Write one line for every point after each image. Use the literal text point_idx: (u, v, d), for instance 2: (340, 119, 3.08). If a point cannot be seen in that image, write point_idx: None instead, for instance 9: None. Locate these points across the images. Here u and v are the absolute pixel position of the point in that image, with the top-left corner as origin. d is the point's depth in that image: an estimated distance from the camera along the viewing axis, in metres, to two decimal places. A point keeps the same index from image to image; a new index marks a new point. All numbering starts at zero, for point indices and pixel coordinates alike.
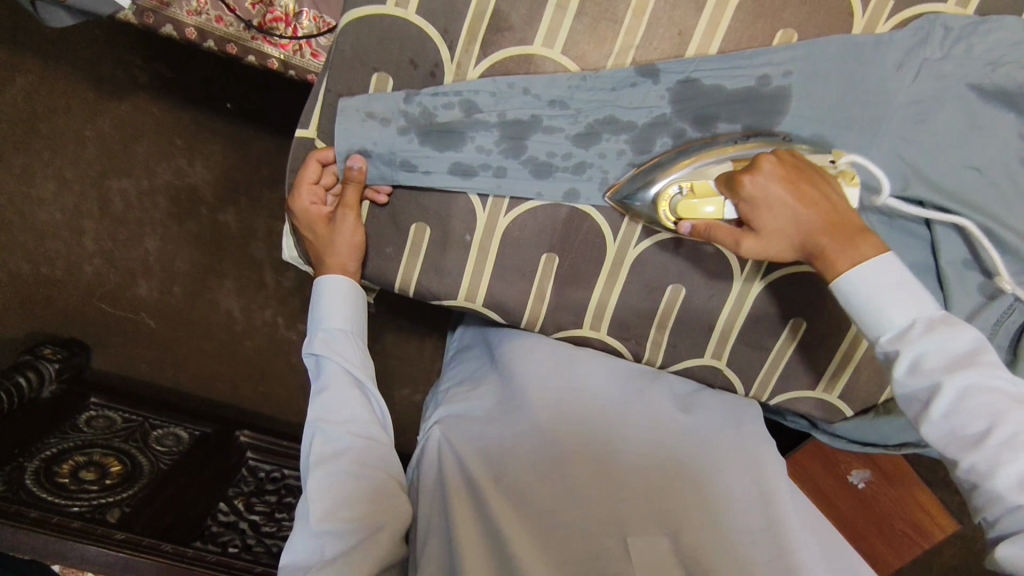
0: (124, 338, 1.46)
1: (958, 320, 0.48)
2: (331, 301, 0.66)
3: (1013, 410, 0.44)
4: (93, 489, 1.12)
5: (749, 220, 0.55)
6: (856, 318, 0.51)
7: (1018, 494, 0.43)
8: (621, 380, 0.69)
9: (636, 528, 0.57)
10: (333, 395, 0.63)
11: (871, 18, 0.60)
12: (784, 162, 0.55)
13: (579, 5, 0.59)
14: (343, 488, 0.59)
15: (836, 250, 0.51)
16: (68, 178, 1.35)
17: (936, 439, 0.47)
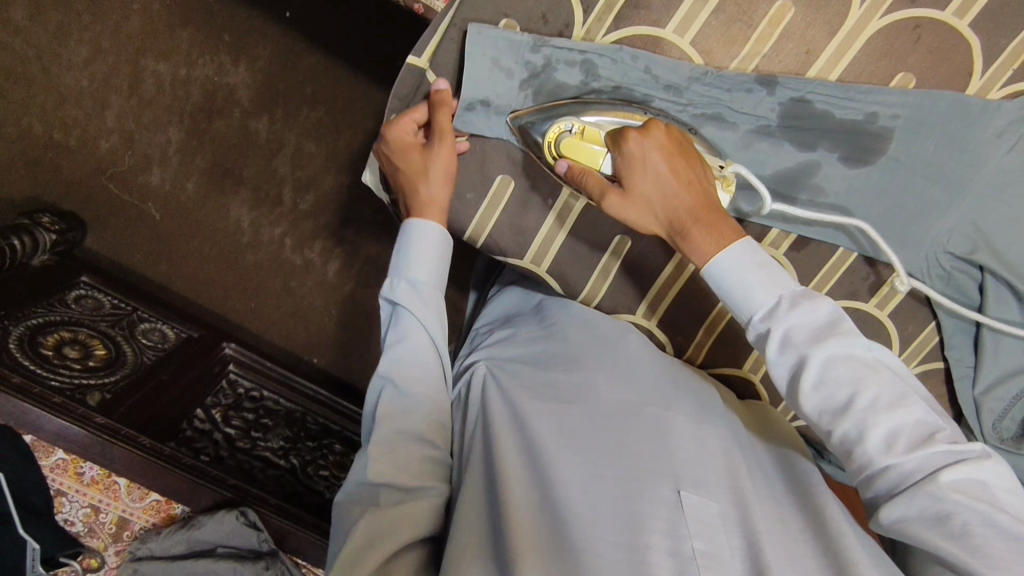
0: (123, 224, 1.34)
1: (816, 295, 0.54)
2: (420, 251, 0.65)
3: (870, 375, 0.50)
4: (75, 366, 1.07)
5: (622, 178, 0.59)
6: (728, 301, 0.57)
7: (885, 452, 0.49)
8: (664, 359, 0.68)
9: (688, 482, 0.54)
10: (411, 352, 0.62)
11: (987, 82, 0.62)
12: (671, 134, 0.59)
13: (720, 1, 0.59)
14: (406, 451, 0.58)
15: (699, 233, 0.57)
16: (103, 47, 1.27)
17: (811, 410, 0.52)
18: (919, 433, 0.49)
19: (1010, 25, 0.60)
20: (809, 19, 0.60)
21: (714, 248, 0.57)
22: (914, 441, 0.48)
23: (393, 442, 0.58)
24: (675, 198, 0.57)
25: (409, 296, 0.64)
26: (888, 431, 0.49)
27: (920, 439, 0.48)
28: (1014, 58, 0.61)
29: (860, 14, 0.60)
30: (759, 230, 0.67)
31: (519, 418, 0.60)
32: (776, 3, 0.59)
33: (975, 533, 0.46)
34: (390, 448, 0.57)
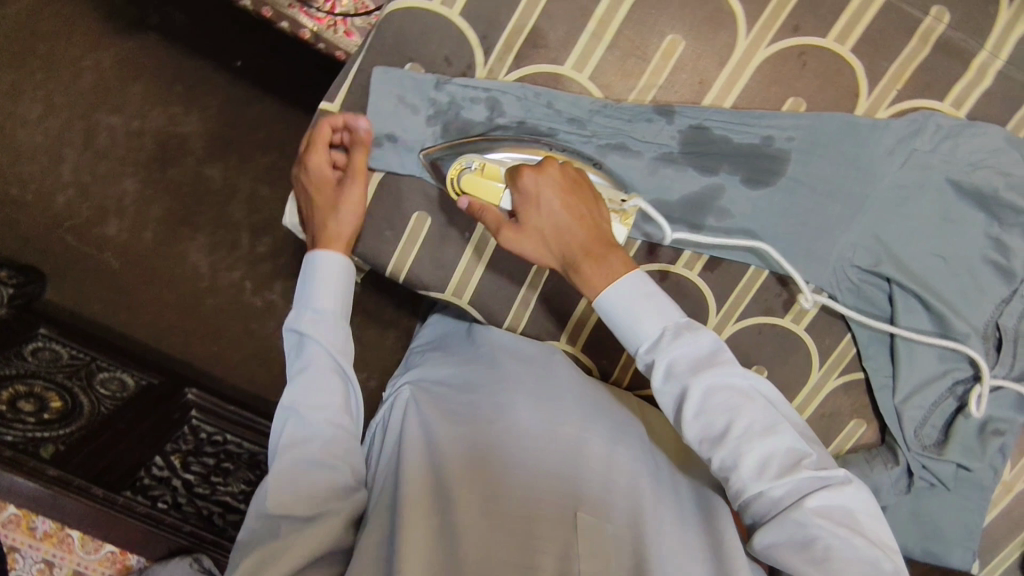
0: (81, 273, 1.33)
1: (698, 324, 0.55)
2: (326, 280, 0.64)
3: (745, 406, 0.52)
4: (29, 420, 1.06)
5: (517, 212, 0.59)
6: (617, 331, 0.57)
7: (756, 478, 0.51)
8: (581, 377, 0.70)
9: (589, 507, 0.57)
10: (316, 383, 0.61)
11: (873, 103, 0.65)
12: (566, 172, 0.59)
13: (612, 38, 0.63)
14: (305, 479, 0.58)
15: (588, 267, 0.57)
16: (57, 103, 1.31)
17: (692, 437, 0.53)
18: (788, 459, 0.51)
19: (889, 48, 0.63)
20: (698, 51, 0.63)
21: (607, 279, 0.56)
22: (785, 468, 0.51)
23: (294, 475, 0.58)
24: (565, 231, 0.57)
25: (315, 324, 0.63)
26: (761, 459, 0.51)
27: (786, 465, 0.51)
28: (896, 78, 0.64)
29: (746, 45, 0.63)
30: (671, 253, 0.69)
31: (432, 448, 0.60)
32: (668, 36, 0.63)
33: (835, 557, 0.48)
34: (291, 475, 0.57)
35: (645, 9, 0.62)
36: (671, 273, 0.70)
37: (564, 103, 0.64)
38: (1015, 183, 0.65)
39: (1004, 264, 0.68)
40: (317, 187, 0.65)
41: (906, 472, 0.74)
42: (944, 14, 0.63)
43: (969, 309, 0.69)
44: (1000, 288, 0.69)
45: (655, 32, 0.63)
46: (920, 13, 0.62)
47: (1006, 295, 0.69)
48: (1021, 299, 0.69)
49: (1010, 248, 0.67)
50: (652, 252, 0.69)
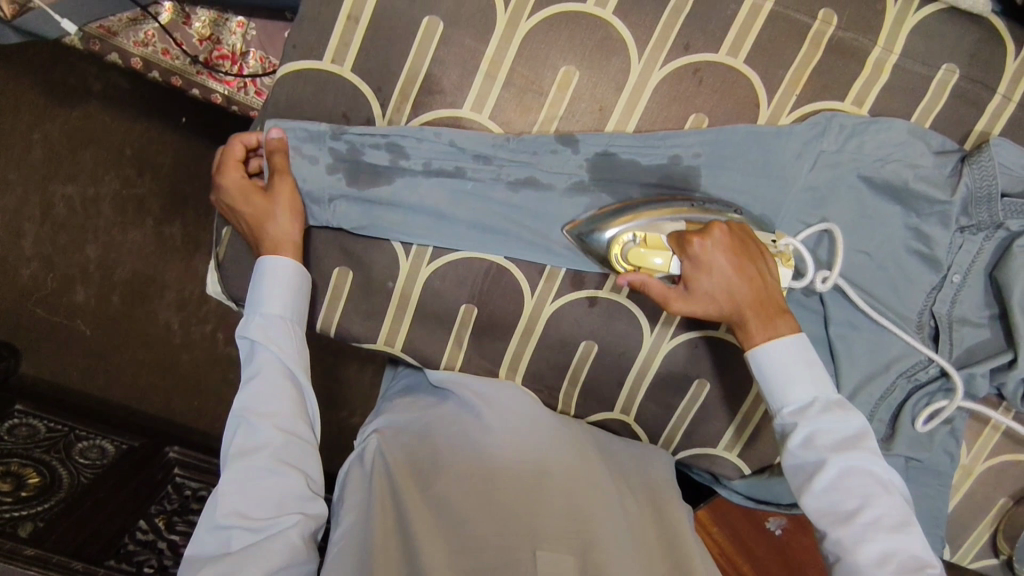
0: (55, 346, 1.31)
1: (848, 406, 0.55)
2: (272, 287, 0.61)
3: (880, 495, 0.52)
4: (4, 500, 0.99)
5: (686, 279, 0.58)
6: (764, 388, 0.57)
7: (874, 569, 0.51)
8: (542, 411, 0.69)
9: (547, 541, 0.57)
10: (262, 387, 0.59)
11: (774, 110, 0.65)
12: (733, 234, 0.59)
13: (507, 76, 0.63)
14: (256, 489, 0.57)
15: (757, 325, 0.57)
16: (10, 179, 1.28)
17: (813, 506, 0.54)
18: (911, 562, 0.50)
19: (782, 56, 0.64)
20: (593, 80, 0.64)
21: (771, 331, 0.57)
22: (906, 566, 0.50)
23: (247, 483, 0.57)
24: (735, 295, 0.57)
25: (262, 329, 0.60)
26: (882, 550, 0.51)
27: (908, 566, 0.50)
28: (794, 84, 0.64)
29: (640, 69, 0.63)
30: (597, 278, 0.69)
31: (397, 498, 0.61)
32: (560, 69, 0.63)
33: None
34: (241, 491, 0.57)
35: (535, 44, 0.63)
36: (600, 298, 0.69)
37: (461, 138, 0.64)
38: (926, 173, 0.65)
39: (931, 254, 0.67)
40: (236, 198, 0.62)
41: None
42: (832, 16, 0.63)
43: (901, 301, 0.69)
44: (931, 277, 0.68)
45: (548, 66, 0.63)
46: (808, 18, 0.63)
47: (937, 283, 0.68)
48: (952, 286, 0.68)
49: (930, 238, 0.67)
50: (577, 280, 0.69)
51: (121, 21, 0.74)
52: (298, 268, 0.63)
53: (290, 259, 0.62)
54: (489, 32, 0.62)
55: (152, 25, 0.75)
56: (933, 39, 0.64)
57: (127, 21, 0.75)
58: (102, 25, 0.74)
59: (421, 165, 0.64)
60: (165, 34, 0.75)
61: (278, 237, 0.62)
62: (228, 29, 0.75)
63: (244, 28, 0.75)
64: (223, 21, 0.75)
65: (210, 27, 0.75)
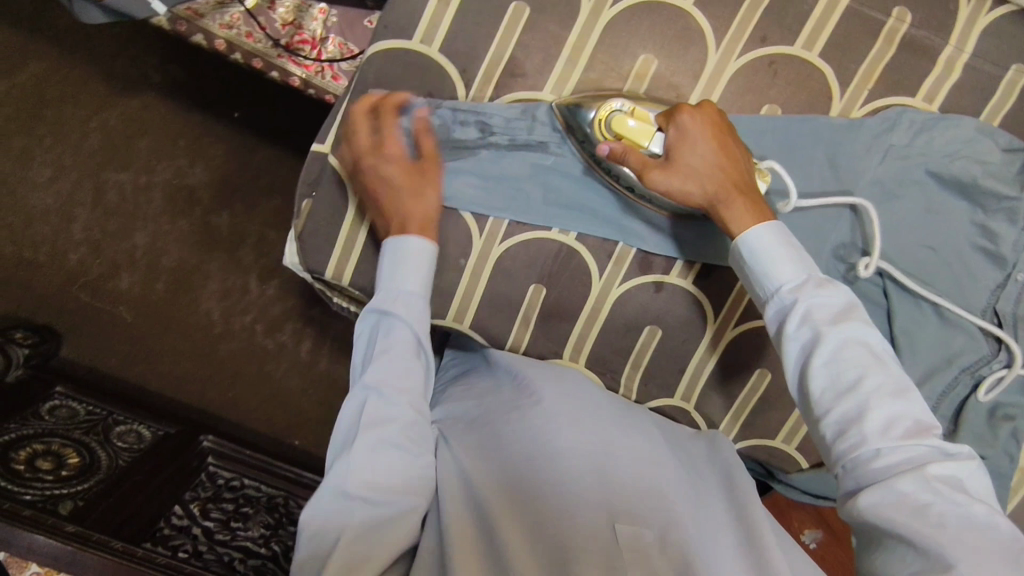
0: (98, 334, 1.24)
1: (834, 282, 0.54)
2: (412, 263, 0.63)
3: (876, 364, 0.50)
4: (47, 479, 0.95)
5: (670, 151, 0.59)
6: (753, 275, 0.56)
7: (879, 437, 0.48)
8: (598, 395, 0.69)
9: (625, 516, 0.58)
10: (400, 360, 0.61)
11: (847, 103, 0.66)
12: (720, 117, 0.60)
13: (588, 61, 0.65)
14: (384, 461, 0.56)
15: (737, 210, 0.57)
16: (65, 165, 1.26)
17: (816, 385, 0.51)
18: (912, 426, 0.48)
19: (856, 52, 0.65)
20: (671, 68, 0.66)
21: (753, 222, 0.57)
22: (909, 433, 0.48)
23: (377, 450, 0.57)
24: (719, 174, 0.58)
25: (397, 301, 0.63)
26: (885, 419, 0.48)
27: (911, 432, 0.48)
28: (866, 79, 0.66)
29: (717, 59, 0.65)
30: (664, 262, 0.70)
31: (468, 481, 0.60)
32: (639, 57, 0.65)
33: (950, 525, 0.44)
34: (370, 459, 0.56)
35: (617, 32, 0.65)
36: (666, 284, 0.70)
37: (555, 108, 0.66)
38: (993, 169, 0.66)
39: (996, 251, 0.68)
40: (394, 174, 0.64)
41: None
42: (906, 14, 0.65)
43: (967, 297, 0.69)
44: (995, 274, 0.68)
45: (628, 53, 0.65)
46: (882, 15, 0.65)
47: (1000, 282, 0.68)
48: (1016, 284, 0.68)
49: (997, 234, 0.67)
50: (645, 264, 0.70)
51: (208, 4, 0.78)
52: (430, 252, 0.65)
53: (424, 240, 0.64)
54: (573, 18, 0.65)
55: (238, 9, 0.78)
56: (1003, 39, 0.65)
57: (214, 4, 0.78)
58: (190, 7, 0.77)
59: (510, 139, 0.66)
60: (250, 17, 0.78)
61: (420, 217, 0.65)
62: (310, 15, 0.78)
63: (325, 14, 0.78)
64: (306, 8, 0.78)
65: (293, 13, 0.78)
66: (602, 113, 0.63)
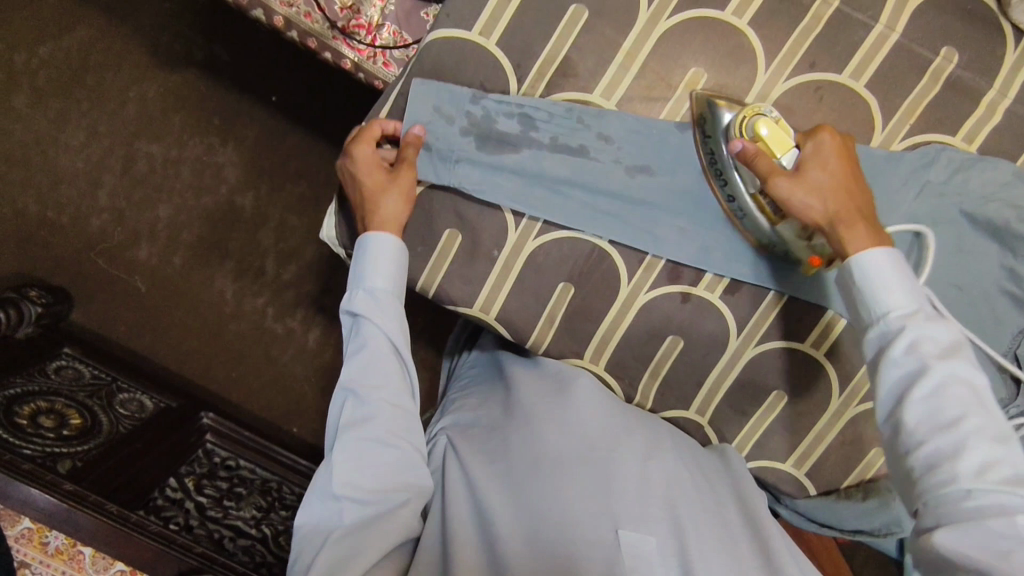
0: (110, 300, 1.25)
1: (944, 322, 0.54)
2: (379, 263, 0.67)
3: (979, 407, 0.50)
4: (47, 436, 0.94)
5: (800, 166, 0.61)
6: (860, 297, 0.57)
7: (972, 477, 0.48)
8: (605, 399, 0.71)
9: (627, 520, 0.60)
10: (374, 361, 0.65)
11: (888, 136, 0.68)
12: (851, 150, 0.62)
13: (640, 69, 0.67)
14: (367, 457, 0.60)
15: (858, 231, 0.58)
16: (98, 131, 1.27)
17: (912, 415, 0.51)
18: (1009, 473, 0.48)
19: (901, 86, 0.67)
20: (720, 84, 0.67)
21: (873, 244, 0.57)
22: (1007, 479, 0.47)
23: (358, 451, 0.61)
24: (845, 197, 0.59)
25: (370, 305, 0.67)
26: (980, 461, 0.48)
27: (1008, 479, 0.47)
28: (909, 114, 0.67)
29: (765, 79, 0.67)
30: (694, 274, 0.70)
31: (475, 486, 0.65)
32: (690, 70, 0.67)
33: None
34: (349, 453, 0.60)
35: (670, 44, 0.66)
36: (693, 295, 0.71)
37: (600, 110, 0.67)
38: None
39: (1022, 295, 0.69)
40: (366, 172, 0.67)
41: None
42: (954, 55, 0.66)
43: (992, 338, 0.71)
44: (1020, 320, 0.70)
45: (679, 66, 0.67)
46: (931, 53, 0.66)
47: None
48: None
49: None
50: (675, 274, 0.70)
51: None
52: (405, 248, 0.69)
53: (390, 238, 0.67)
54: (629, 26, 0.66)
55: None
56: None
57: None
58: None
59: (551, 138, 0.68)
60: None
61: (386, 217, 0.67)
62: (369, 1, 0.80)
63: (384, 2, 0.80)
64: None
65: None
66: (742, 122, 0.64)
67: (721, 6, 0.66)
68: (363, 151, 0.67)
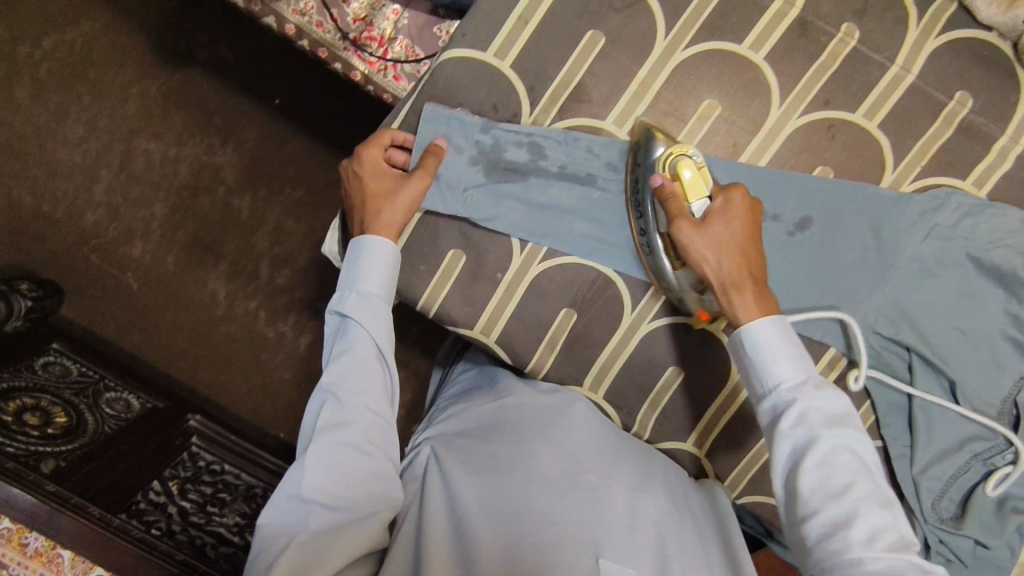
0: (101, 298, 1.23)
1: (832, 388, 0.55)
2: (373, 266, 0.64)
3: (864, 475, 0.51)
4: (32, 433, 0.91)
5: (709, 216, 0.60)
6: (753, 369, 0.57)
7: (866, 546, 0.48)
8: (600, 427, 0.70)
9: (611, 550, 0.59)
10: (357, 364, 0.62)
11: (898, 176, 0.67)
12: (757, 211, 0.61)
13: (653, 98, 0.66)
14: (338, 461, 0.58)
15: (745, 297, 0.58)
16: (98, 126, 1.26)
17: (807, 484, 0.51)
18: (894, 540, 0.48)
19: (913, 128, 0.67)
20: (732, 117, 0.67)
21: (758, 315, 0.57)
22: (894, 546, 0.48)
23: (331, 455, 0.58)
24: (741, 258, 0.59)
25: (359, 308, 0.63)
26: (870, 530, 0.48)
27: (894, 545, 0.48)
28: (920, 155, 0.67)
29: (779, 114, 0.66)
30: None
31: (456, 500, 0.63)
32: (704, 101, 0.66)
33: None
34: (324, 457, 0.58)
35: (685, 74, 0.66)
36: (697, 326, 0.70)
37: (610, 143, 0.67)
38: None
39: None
40: (371, 176, 0.66)
41: (922, 546, 0.73)
42: (968, 99, 0.66)
43: (993, 385, 0.69)
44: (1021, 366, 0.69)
45: (693, 96, 0.66)
46: (945, 97, 0.66)
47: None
48: None
49: None
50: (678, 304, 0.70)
51: None
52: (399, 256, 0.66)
53: (385, 242, 0.64)
54: (645, 55, 0.66)
55: None
56: None
57: None
58: None
59: (560, 168, 0.67)
60: (324, 8, 0.79)
61: (383, 220, 0.65)
62: (382, 14, 0.79)
63: (397, 16, 0.79)
64: (379, 7, 0.79)
65: (367, 10, 0.79)
66: (667, 160, 0.63)
67: (739, 39, 0.65)
68: (372, 154, 0.66)
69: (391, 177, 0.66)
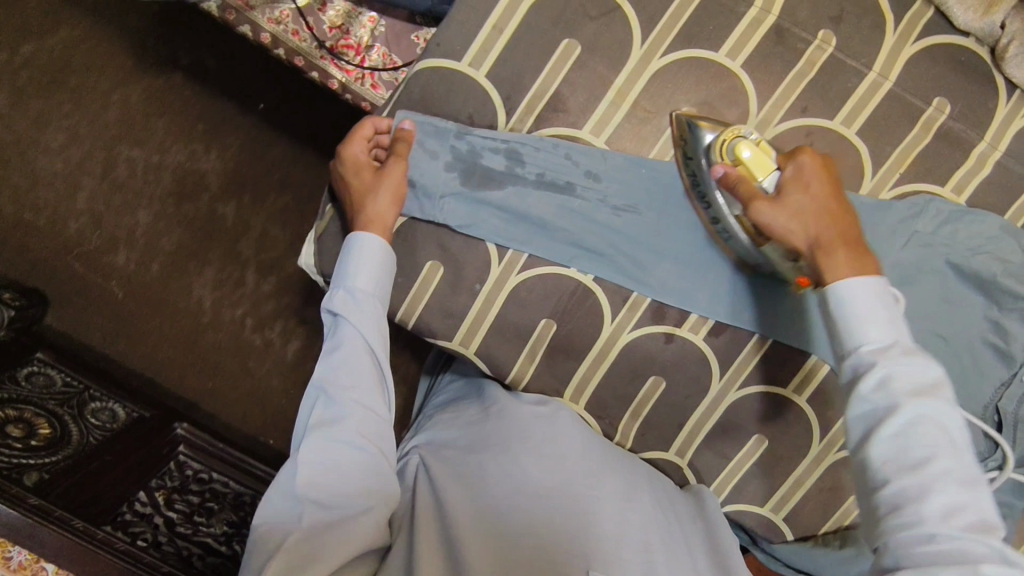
0: (83, 305, 1.19)
1: (924, 355, 0.48)
2: (362, 263, 0.63)
3: (950, 449, 0.45)
4: (15, 446, 0.90)
5: (781, 188, 0.58)
6: (834, 327, 0.51)
7: (940, 523, 0.42)
8: (588, 439, 0.69)
9: (601, 563, 0.58)
10: (349, 360, 0.60)
11: (878, 182, 0.67)
12: (830, 171, 0.60)
13: (630, 107, 0.66)
14: (330, 456, 0.56)
15: (846, 254, 0.54)
16: (79, 133, 1.23)
17: (879, 454, 0.46)
18: (975, 520, 0.43)
19: (892, 135, 0.66)
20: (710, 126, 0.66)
21: (852, 272, 0.53)
22: (972, 527, 0.42)
23: (323, 452, 0.56)
24: (826, 216, 0.56)
25: (348, 304, 0.62)
26: (947, 506, 0.43)
27: (974, 527, 0.42)
28: (899, 162, 0.67)
29: (757, 122, 0.66)
30: (679, 315, 0.69)
31: (443, 504, 0.62)
32: (681, 109, 0.66)
33: None
34: (316, 451, 0.56)
35: (662, 83, 0.66)
36: (677, 336, 0.70)
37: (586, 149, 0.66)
38: (1014, 269, 0.67)
39: (1005, 348, 0.68)
40: (355, 171, 0.66)
41: None
42: (945, 106, 0.66)
43: (974, 390, 0.69)
44: (1001, 371, 0.69)
45: (670, 104, 0.66)
46: (922, 103, 0.66)
47: (1005, 379, 0.69)
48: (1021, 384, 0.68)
49: (1008, 332, 0.68)
50: (659, 314, 0.69)
51: None
52: (389, 250, 0.65)
53: (377, 238, 0.64)
54: (621, 64, 0.65)
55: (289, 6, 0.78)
56: None
57: None
58: None
59: (538, 174, 0.67)
60: (300, 16, 0.78)
61: (373, 214, 0.65)
62: (358, 22, 0.79)
63: (374, 23, 0.79)
64: (355, 15, 0.79)
65: (343, 18, 0.78)
66: (722, 146, 0.63)
67: (715, 47, 0.65)
68: (354, 147, 0.66)
69: (374, 168, 0.66)
